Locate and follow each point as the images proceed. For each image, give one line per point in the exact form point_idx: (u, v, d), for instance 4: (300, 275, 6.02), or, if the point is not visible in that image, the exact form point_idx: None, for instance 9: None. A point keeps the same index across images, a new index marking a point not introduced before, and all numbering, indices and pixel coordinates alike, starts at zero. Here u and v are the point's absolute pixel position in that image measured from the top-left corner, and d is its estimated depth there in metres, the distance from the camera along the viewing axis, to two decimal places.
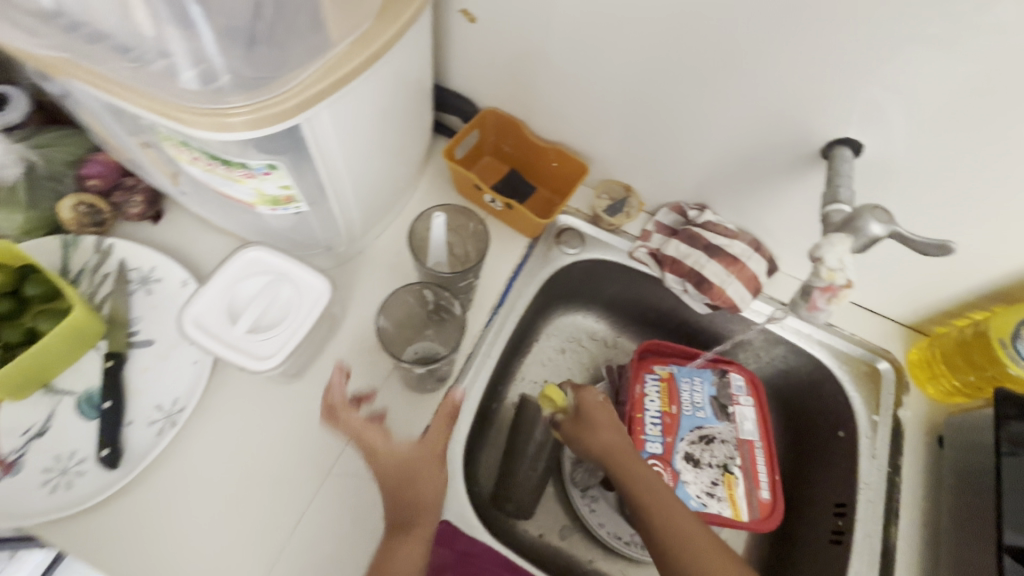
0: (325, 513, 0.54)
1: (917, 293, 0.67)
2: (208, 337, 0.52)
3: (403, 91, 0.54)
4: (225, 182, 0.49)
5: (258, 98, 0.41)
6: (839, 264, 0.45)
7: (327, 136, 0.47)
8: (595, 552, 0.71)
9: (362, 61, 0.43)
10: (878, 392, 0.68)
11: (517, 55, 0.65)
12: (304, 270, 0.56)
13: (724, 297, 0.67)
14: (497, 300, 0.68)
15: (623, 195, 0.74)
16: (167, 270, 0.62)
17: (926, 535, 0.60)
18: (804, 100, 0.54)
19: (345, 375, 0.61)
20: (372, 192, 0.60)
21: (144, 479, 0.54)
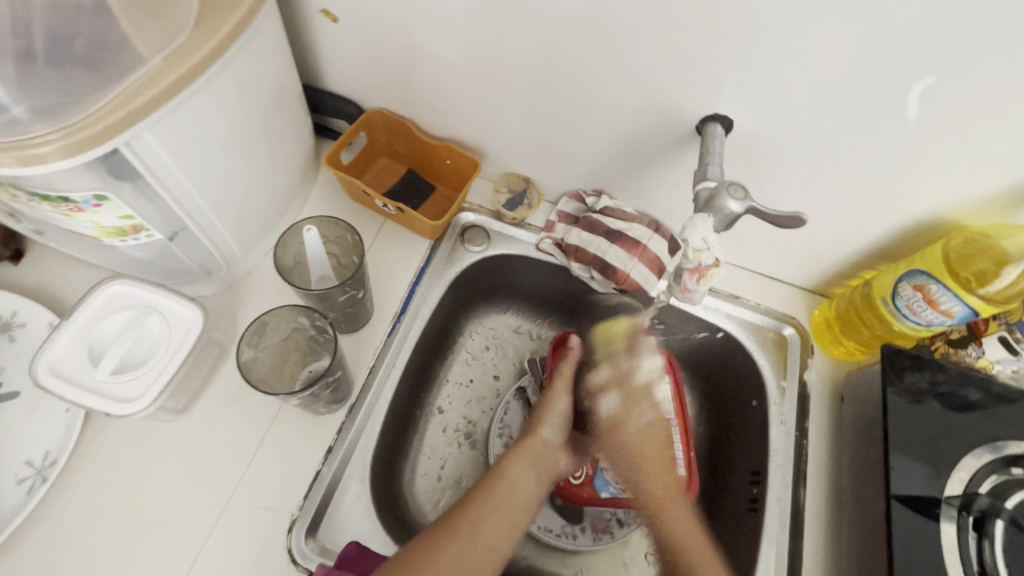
0: (223, 550, 0.52)
1: (812, 258, 0.68)
2: (69, 385, 0.48)
3: (257, 102, 0.51)
4: (59, 218, 0.45)
5: (65, 122, 0.38)
6: (704, 243, 0.47)
7: (156, 154, 0.44)
8: (528, 548, 0.70)
9: (184, 71, 0.41)
10: (785, 358, 0.69)
11: (391, 52, 0.63)
12: (173, 300, 0.53)
13: (629, 280, 0.67)
14: (399, 307, 0.66)
15: (523, 187, 0.74)
16: (30, 313, 0.58)
17: (831, 492, 0.62)
18: (670, 81, 0.54)
19: (236, 404, 0.58)
20: (244, 210, 0.57)
21: (22, 540, 0.51)
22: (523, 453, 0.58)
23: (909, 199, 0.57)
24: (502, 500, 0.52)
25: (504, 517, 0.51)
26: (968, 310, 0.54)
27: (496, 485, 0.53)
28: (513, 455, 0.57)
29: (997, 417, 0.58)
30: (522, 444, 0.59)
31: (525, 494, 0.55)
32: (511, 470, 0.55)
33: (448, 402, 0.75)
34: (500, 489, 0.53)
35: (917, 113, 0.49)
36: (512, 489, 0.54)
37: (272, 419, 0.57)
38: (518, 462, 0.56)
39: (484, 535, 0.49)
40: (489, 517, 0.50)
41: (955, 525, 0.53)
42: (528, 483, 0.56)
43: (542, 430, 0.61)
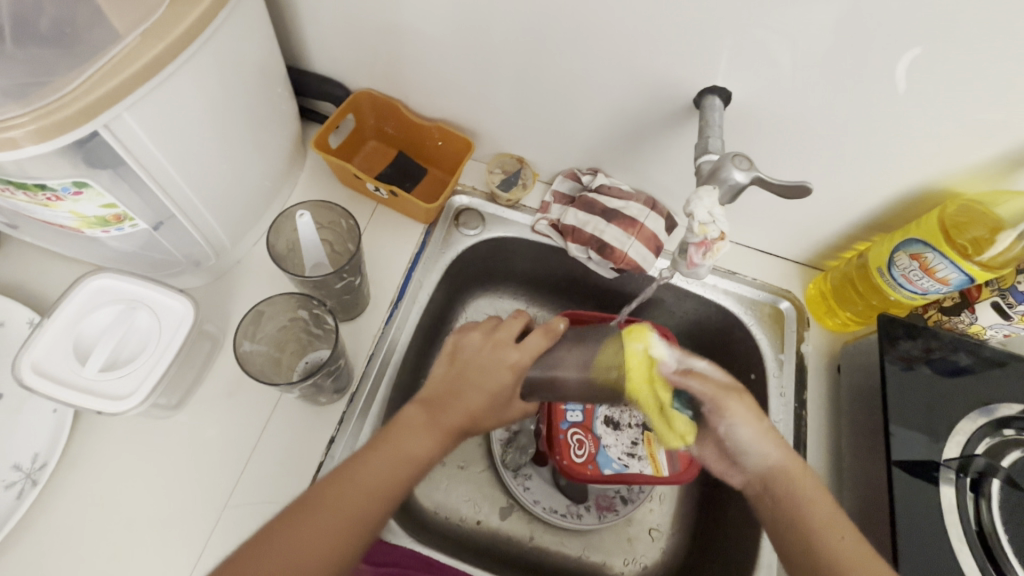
0: (226, 546, 0.51)
1: (808, 232, 0.68)
2: (55, 384, 0.46)
3: (240, 83, 0.49)
4: (35, 208, 0.43)
5: (38, 103, 0.35)
6: (709, 217, 0.45)
7: (138, 137, 0.41)
8: (535, 529, 0.70)
9: (163, 49, 0.38)
10: (782, 331, 0.70)
11: (378, 29, 0.60)
12: (161, 292, 0.51)
13: (628, 260, 0.66)
14: (395, 294, 0.65)
15: (517, 167, 0.72)
16: (8, 312, 0.55)
17: (831, 460, 0.63)
18: (669, 52, 0.53)
19: (232, 397, 0.56)
20: (231, 197, 0.55)
21: (13, 546, 0.49)
22: (426, 426, 0.45)
23: (906, 168, 0.57)
24: (390, 458, 0.43)
25: (380, 478, 0.42)
26: (964, 277, 0.55)
27: (387, 449, 0.43)
28: (413, 424, 0.45)
29: (988, 379, 0.59)
30: (431, 410, 0.46)
31: (393, 474, 0.43)
32: (402, 439, 0.44)
33: None
34: (364, 466, 0.42)
35: (906, 84, 0.49)
36: (396, 461, 0.43)
37: (271, 412, 0.56)
38: (414, 429, 0.45)
39: (346, 496, 0.41)
40: (359, 477, 0.42)
41: (954, 487, 0.55)
42: (421, 452, 0.44)
43: (467, 387, 0.48)
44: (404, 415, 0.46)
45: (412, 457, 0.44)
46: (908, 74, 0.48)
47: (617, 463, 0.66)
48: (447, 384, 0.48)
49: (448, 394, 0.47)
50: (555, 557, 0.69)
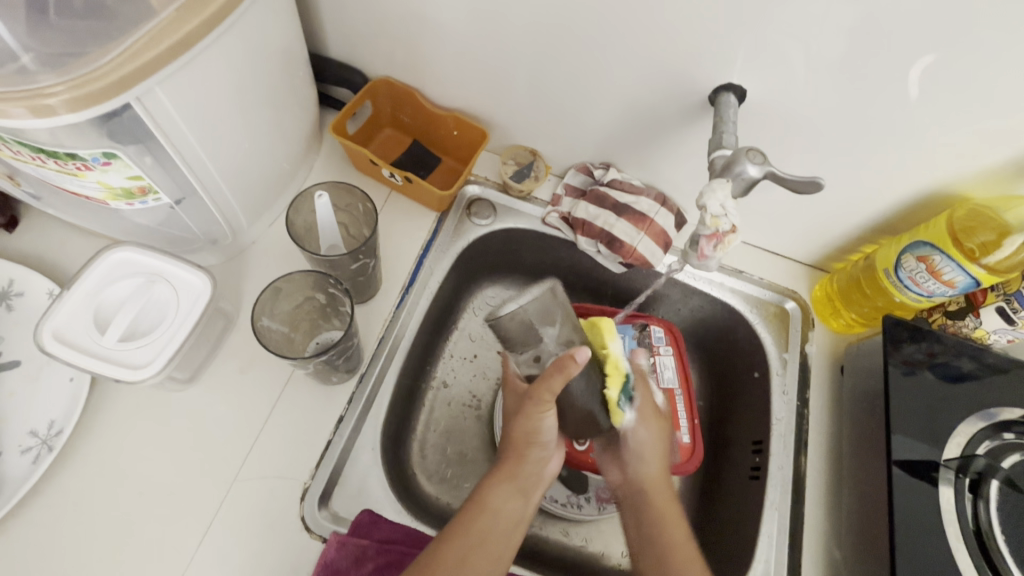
0: (233, 519, 0.51)
1: (815, 233, 0.69)
2: (74, 351, 0.47)
3: (265, 63, 0.50)
4: (62, 177, 0.44)
5: (74, 73, 0.36)
6: (721, 210, 0.46)
7: (168, 113, 0.42)
8: (535, 517, 0.71)
9: (194, 28, 0.39)
10: (787, 330, 0.70)
11: (398, 17, 0.61)
12: (179, 266, 0.52)
13: (637, 255, 0.67)
14: (407, 280, 0.66)
15: (529, 159, 0.73)
16: (28, 282, 0.56)
17: (830, 459, 0.64)
18: (686, 48, 0.53)
19: (245, 374, 0.57)
20: (250, 177, 0.56)
21: (27, 511, 0.50)
22: (506, 476, 0.50)
23: (916, 173, 0.57)
24: (486, 533, 0.47)
25: (488, 553, 0.47)
26: (970, 280, 0.56)
27: (479, 516, 0.48)
28: (498, 482, 0.50)
29: (989, 384, 0.60)
30: (505, 464, 0.51)
31: (513, 517, 0.49)
32: (492, 497, 0.49)
33: (453, 375, 0.75)
34: (475, 535, 0.47)
35: (921, 90, 0.50)
36: (493, 521, 0.48)
37: (282, 388, 0.57)
38: (501, 486, 0.50)
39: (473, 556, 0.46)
40: (468, 556, 0.46)
41: (952, 488, 0.55)
42: (515, 508, 0.50)
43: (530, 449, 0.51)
44: (491, 486, 0.50)
45: (506, 513, 0.49)
46: (922, 80, 0.49)
47: None
48: (507, 475, 0.50)
49: (524, 443, 0.51)
50: (554, 547, 0.69)
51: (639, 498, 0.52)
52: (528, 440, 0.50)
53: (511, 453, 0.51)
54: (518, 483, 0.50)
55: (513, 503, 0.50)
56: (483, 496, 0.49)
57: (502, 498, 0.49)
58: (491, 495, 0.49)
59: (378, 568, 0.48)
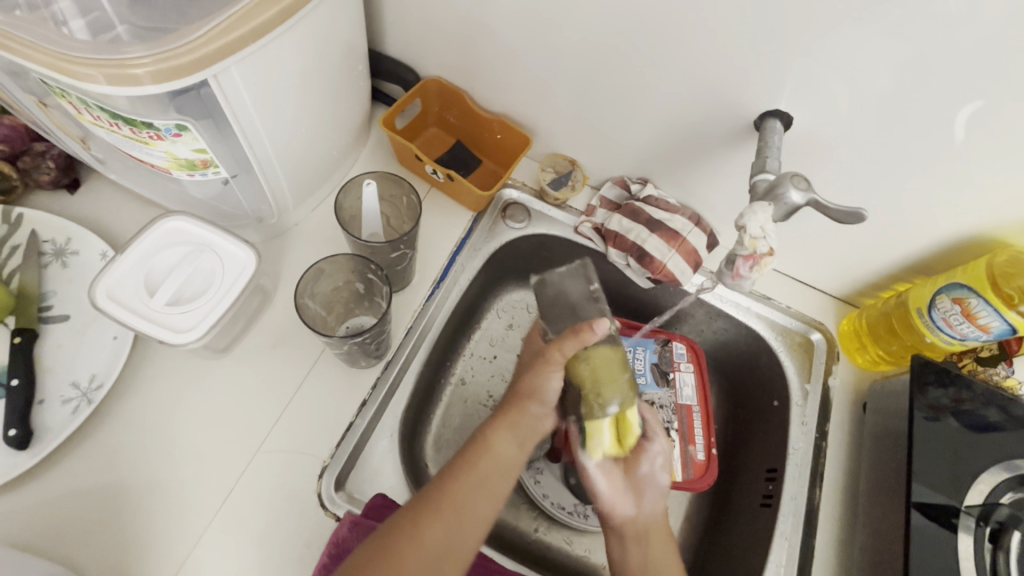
0: (253, 489, 0.53)
1: (847, 267, 0.69)
2: (125, 310, 0.49)
3: (330, 53, 0.52)
4: (135, 145, 0.46)
5: (161, 48, 0.39)
6: (761, 232, 0.47)
7: (239, 92, 0.44)
8: (540, 523, 0.71)
9: (271, 17, 0.41)
10: (810, 362, 0.70)
11: (455, 20, 0.63)
12: (227, 240, 0.54)
13: (665, 272, 0.67)
14: (439, 274, 0.67)
15: (568, 169, 0.74)
16: (84, 242, 0.59)
17: (847, 496, 0.63)
18: (732, 73, 0.54)
19: (276, 349, 0.59)
20: (302, 161, 0.58)
21: (63, 461, 0.52)
22: (511, 422, 0.50)
23: (957, 215, 0.57)
24: (483, 477, 0.47)
25: (484, 493, 0.46)
26: (1006, 327, 0.55)
27: (477, 459, 0.48)
28: (496, 429, 0.50)
29: (1018, 437, 0.59)
30: (506, 410, 0.51)
31: (510, 465, 0.49)
32: (494, 441, 0.49)
33: (471, 373, 0.76)
34: (469, 473, 0.46)
35: (964, 135, 0.50)
36: (493, 464, 0.48)
37: (310, 368, 0.58)
38: (504, 433, 0.50)
39: (468, 495, 0.45)
40: (470, 495, 0.45)
41: (971, 536, 0.54)
42: (513, 454, 0.49)
43: (533, 399, 0.50)
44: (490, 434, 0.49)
45: (506, 459, 0.49)
46: (968, 124, 0.49)
47: None
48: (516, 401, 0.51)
49: (526, 395, 0.51)
50: (556, 554, 0.69)
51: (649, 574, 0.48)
52: (536, 393, 0.50)
53: (512, 401, 0.51)
54: (525, 438, 0.50)
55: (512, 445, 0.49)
56: (485, 442, 0.49)
57: (506, 446, 0.49)
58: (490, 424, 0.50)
59: None
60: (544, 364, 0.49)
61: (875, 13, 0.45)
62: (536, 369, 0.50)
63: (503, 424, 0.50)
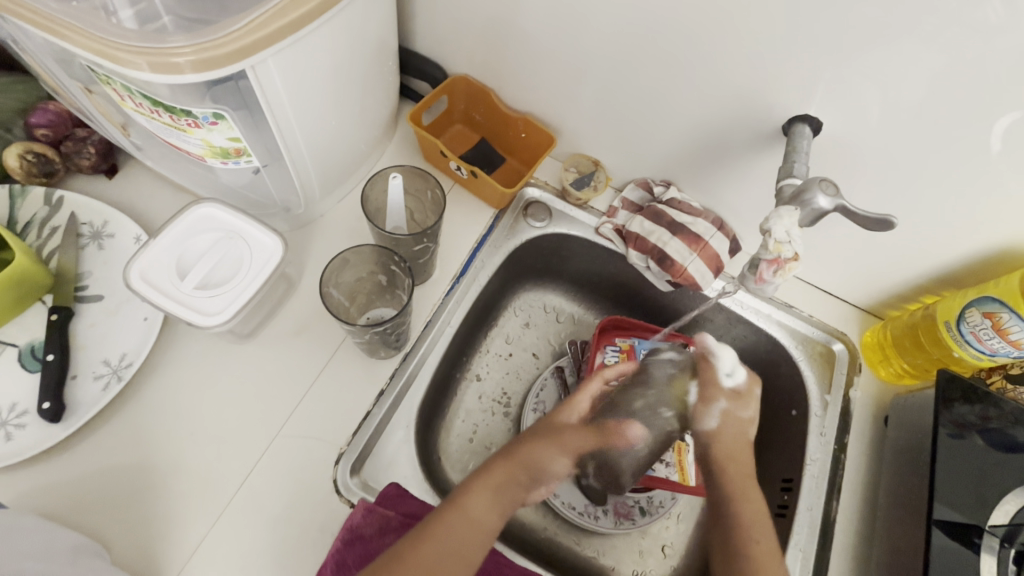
0: (273, 472, 0.54)
1: (873, 278, 0.68)
2: (157, 293, 0.51)
3: (362, 48, 0.53)
4: (173, 132, 0.48)
5: (201, 39, 0.40)
6: (786, 236, 0.46)
7: (273, 84, 0.46)
8: (550, 522, 0.71)
9: (308, 11, 0.42)
10: (831, 372, 0.69)
11: (486, 19, 0.64)
12: (257, 229, 0.55)
13: (686, 275, 0.67)
14: (459, 269, 0.68)
15: (591, 169, 0.74)
16: (119, 226, 0.61)
17: (865, 510, 0.62)
18: (761, 77, 0.54)
19: (299, 336, 0.60)
20: (331, 153, 0.59)
21: (93, 435, 0.53)
22: (494, 487, 0.47)
23: (991, 227, 0.56)
24: (453, 542, 0.44)
25: (448, 555, 0.43)
26: None
27: (449, 520, 0.45)
28: (475, 492, 0.47)
29: None
30: (495, 470, 0.48)
31: (481, 532, 0.45)
32: (471, 505, 0.46)
33: (486, 370, 0.77)
34: (463, 508, 0.46)
35: (1001, 145, 0.49)
36: (465, 530, 0.45)
37: (331, 356, 0.60)
38: (482, 497, 0.47)
39: (434, 553, 0.43)
40: (470, 512, 0.46)
41: (995, 557, 0.53)
42: (487, 519, 0.46)
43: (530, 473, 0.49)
44: (500, 462, 0.49)
45: (480, 526, 0.46)
46: (1006, 134, 0.48)
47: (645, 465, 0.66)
48: (507, 462, 0.49)
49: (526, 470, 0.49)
50: (565, 554, 0.69)
51: (729, 502, 0.50)
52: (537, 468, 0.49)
53: (505, 461, 0.49)
54: (504, 507, 0.47)
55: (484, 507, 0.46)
56: (460, 504, 0.46)
57: (478, 509, 0.46)
58: (471, 482, 0.48)
59: (402, 540, 0.49)
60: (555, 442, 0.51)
61: (911, 18, 0.44)
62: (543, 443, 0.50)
63: (484, 488, 0.47)
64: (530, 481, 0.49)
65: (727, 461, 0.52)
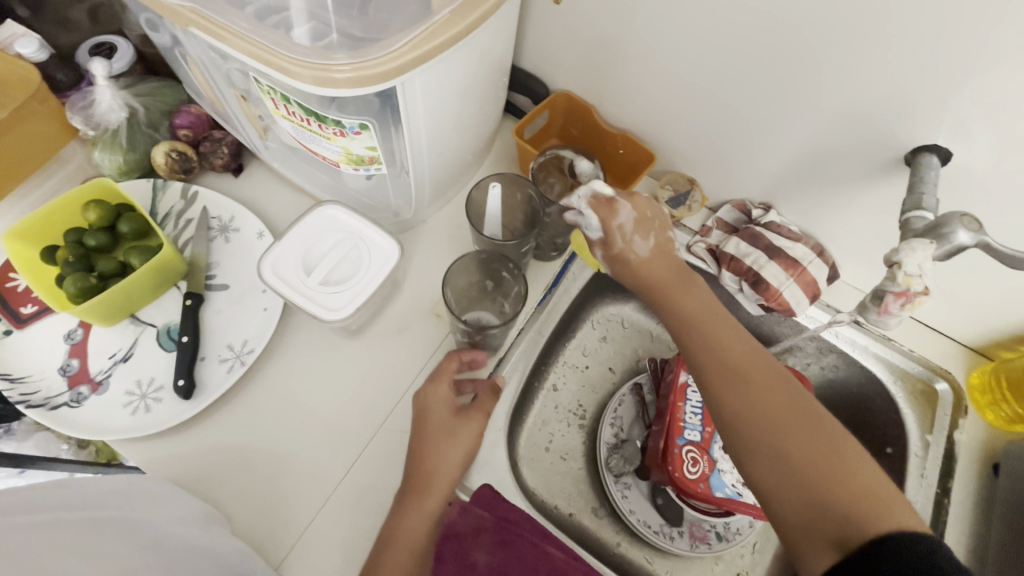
0: (375, 463, 0.57)
1: (987, 317, 0.64)
2: (286, 286, 0.55)
3: (487, 66, 0.55)
4: (315, 138, 0.52)
5: (361, 58, 0.43)
6: (918, 270, 0.45)
7: (413, 99, 0.48)
8: (623, 538, 0.69)
9: (454, 34, 0.44)
10: (933, 412, 0.67)
11: (597, 39, 0.65)
12: (375, 232, 0.58)
13: (781, 300, 0.65)
14: (550, 281, 0.74)
15: (687, 188, 0.73)
16: (244, 221, 0.66)
17: (971, 561, 0.59)
18: (889, 106, 0.52)
19: (401, 336, 0.63)
20: (445, 163, 0.62)
21: (216, 415, 0.58)
22: (415, 507, 0.52)
23: None
24: (406, 558, 0.50)
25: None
26: None
27: (395, 549, 0.50)
28: (401, 513, 0.52)
29: None
30: (408, 492, 0.53)
31: (421, 540, 0.52)
32: (402, 530, 0.51)
33: (563, 381, 0.76)
34: (401, 530, 0.51)
35: None
36: (408, 545, 0.51)
37: (430, 357, 0.62)
38: (410, 518, 0.52)
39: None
40: (404, 535, 0.51)
41: None
42: (422, 531, 0.52)
43: (439, 477, 0.54)
44: (411, 495, 0.53)
45: (418, 539, 0.52)
46: None
47: (730, 489, 0.64)
48: (418, 477, 0.53)
49: (431, 475, 0.54)
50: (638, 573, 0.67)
51: (753, 419, 0.43)
52: (438, 472, 0.54)
53: (412, 485, 0.53)
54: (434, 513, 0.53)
55: (420, 516, 0.52)
56: (395, 534, 0.51)
57: (416, 528, 0.52)
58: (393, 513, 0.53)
59: (493, 540, 0.56)
60: (450, 438, 0.55)
61: None
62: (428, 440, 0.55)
63: (408, 511, 0.52)
64: (448, 479, 0.55)
65: (726, 367, 0.45)
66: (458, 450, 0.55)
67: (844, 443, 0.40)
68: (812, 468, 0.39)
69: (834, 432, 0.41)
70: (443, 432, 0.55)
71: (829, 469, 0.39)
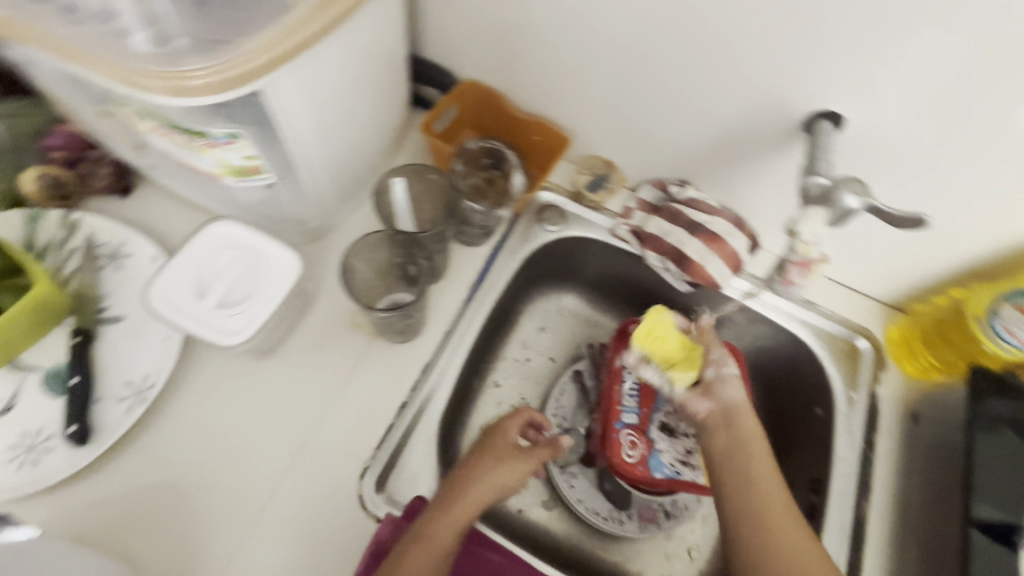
0: (297, 488, 0.54)
1: (898, 273, 0.66)
2: (176, 312, 0.51)
3: (374, 60, 0.52)
4: (188, 152, 0.48)
5: (217, 61, 0.39)
6: (812, 237, 0.49)
7: (285, 100, 0.45)
8: (571, 528, 0.69)
9: (319, 27, 0.41)
10: (855, 369, 0.68)
11: (495, 24, 0.63)
12: (271, 245, 0.54)
13: (705, 275, 0.63)
14: (476, 278, 0.67)
15: (605, 170, 0.73)
16: (136, 245, 0.61)
17: (898, 508, 0.61)
18: (780, 74, 0.53)
19: (318, 351, 0.60)
20: (346, 166, 0.59)
21: (118, 458, 0.54)
22: (451, 513, 0.51)
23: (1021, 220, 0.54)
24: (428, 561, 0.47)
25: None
26: None
27: (421, 547, 0.48)
28: (431, 518, 0.50)
29: None
30: (452, 500, 0.52)
31: (447, 549, 0.49)
32: (434, 533, 0.49)
33: (503, 376, 0.74)
34: (431, 534, 0.49)
35: None
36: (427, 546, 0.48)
37: (351, 370, 0.59)
38: (440, 520, 0.50)
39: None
40: (432, 538, 0.48)
41: None
42: (448, 539, 0.49)
43: (491, 490, 0.54)
44: (453, 504, 0.52)
45: (439, 541, 0.49)
46: None
47: (669, 469, 0.64)
48: (457, 492, 0.52)
49: (465, 489, 0.53)
50: (588, 559, 0.67)
51: (743, 477, 0.51)
52: (478, 485, 0.54)
53: (451, 494, 0.52)
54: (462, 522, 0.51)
55: (442, 524, 0.50)
56: (418, 539, 0.48)
57: (441, 530, 0.49)
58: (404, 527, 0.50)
59: None
60: (513, 459, 0.56)
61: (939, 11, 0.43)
62: (490, 460, 0.56)
63: (439, 517, 0.50)
64: (473, 493, 0.53)
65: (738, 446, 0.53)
66: (514, 475, 0.56)
67: (808, 545, 0.48)
68: (779, 531, 0.48)
69: (797, 525, 0.49)
70: (508, 456, 0.56)
71: (782, 528, 0.48)
